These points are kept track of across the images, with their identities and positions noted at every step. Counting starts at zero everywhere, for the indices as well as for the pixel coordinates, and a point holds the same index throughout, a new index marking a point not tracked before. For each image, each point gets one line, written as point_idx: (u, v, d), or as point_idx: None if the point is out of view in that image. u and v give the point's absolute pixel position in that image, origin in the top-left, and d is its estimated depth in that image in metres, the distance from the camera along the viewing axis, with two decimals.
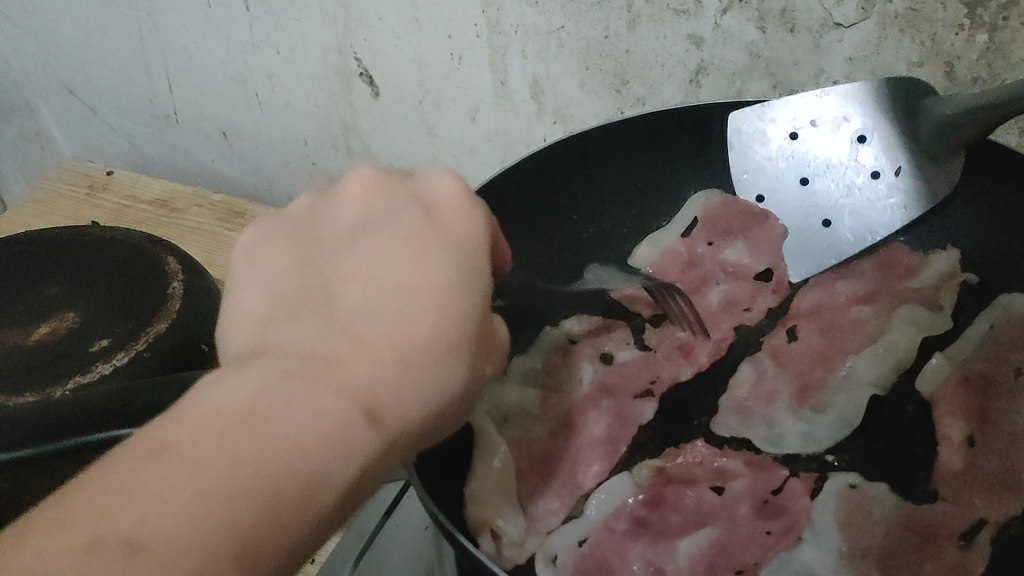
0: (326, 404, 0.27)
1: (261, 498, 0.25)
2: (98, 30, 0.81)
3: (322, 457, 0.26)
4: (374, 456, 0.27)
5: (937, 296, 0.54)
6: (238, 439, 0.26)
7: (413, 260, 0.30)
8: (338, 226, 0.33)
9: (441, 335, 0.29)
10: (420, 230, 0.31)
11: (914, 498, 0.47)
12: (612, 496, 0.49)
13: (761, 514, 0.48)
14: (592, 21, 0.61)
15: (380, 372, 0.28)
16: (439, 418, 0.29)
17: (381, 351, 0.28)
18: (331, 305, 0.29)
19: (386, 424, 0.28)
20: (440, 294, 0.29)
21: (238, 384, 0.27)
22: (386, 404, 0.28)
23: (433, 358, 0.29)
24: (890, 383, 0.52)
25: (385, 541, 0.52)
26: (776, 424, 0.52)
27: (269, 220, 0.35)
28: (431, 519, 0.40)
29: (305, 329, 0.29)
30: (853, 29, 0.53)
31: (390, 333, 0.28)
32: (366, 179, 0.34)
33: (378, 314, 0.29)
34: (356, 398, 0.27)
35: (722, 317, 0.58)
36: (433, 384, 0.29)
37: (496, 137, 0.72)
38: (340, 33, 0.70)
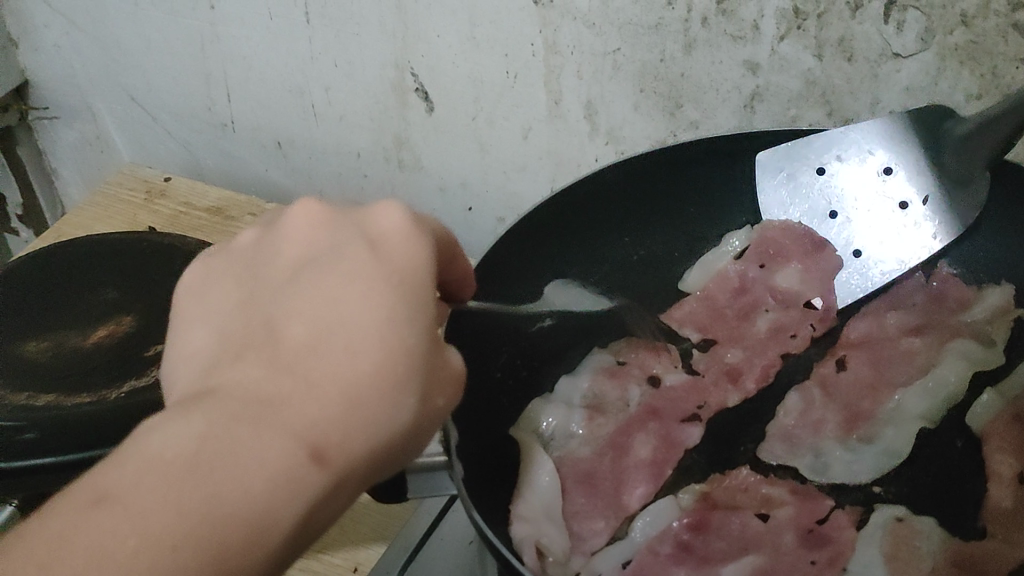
0: (270, 445, 0.28)
1: (203, 543, 0.26)
2: (161, 39, 0.82)
3: (266, 499, 0.27)
4: (321, 494, 0.28)
5: (991, 330, 0.53)
6: (179, 486, 0.27)
7: (359, 294, 0.30)
8: (287, 257, 0.33)
9: (389, 371, 0.29)
10: (366, 263, 0.31)
11: (961, 533, 0.47)
12: (657, 518, 0.50)
13: (806, 543, 0.48)
14: (648, 44, 0.61)
15: (325, 411, 0.29)
16: (391, 452, 0.30)
17: (326, 390, 0.29)
18: (274, 346, 0.30)
19: (334, 464, 0.28)
20: (385, 327, 0.30)
21: (183, 427, 0.28)
22: (333, 443, 0.28)
23: (380, 393, 0.29)
24: (940, 416, 0.52)
25: (429, 553, 0.53)
26: (823, 453, 0.52)
27: (222, 255, 0.35)
28: (480, 536, 0.41)
29: (251, 370, 0.30)
30: (910, 59, 0.54)
31: (339, 369, 0.29)
32: (312, 213, 0.34)
33: (325, 351, 0.30)
34: (301, 439, 0.28)
35: (769, 345, 0.58)
36: (383, 418, 0.29)
37: (548, 156, 0.73)
38: (398, 49, 0.71)
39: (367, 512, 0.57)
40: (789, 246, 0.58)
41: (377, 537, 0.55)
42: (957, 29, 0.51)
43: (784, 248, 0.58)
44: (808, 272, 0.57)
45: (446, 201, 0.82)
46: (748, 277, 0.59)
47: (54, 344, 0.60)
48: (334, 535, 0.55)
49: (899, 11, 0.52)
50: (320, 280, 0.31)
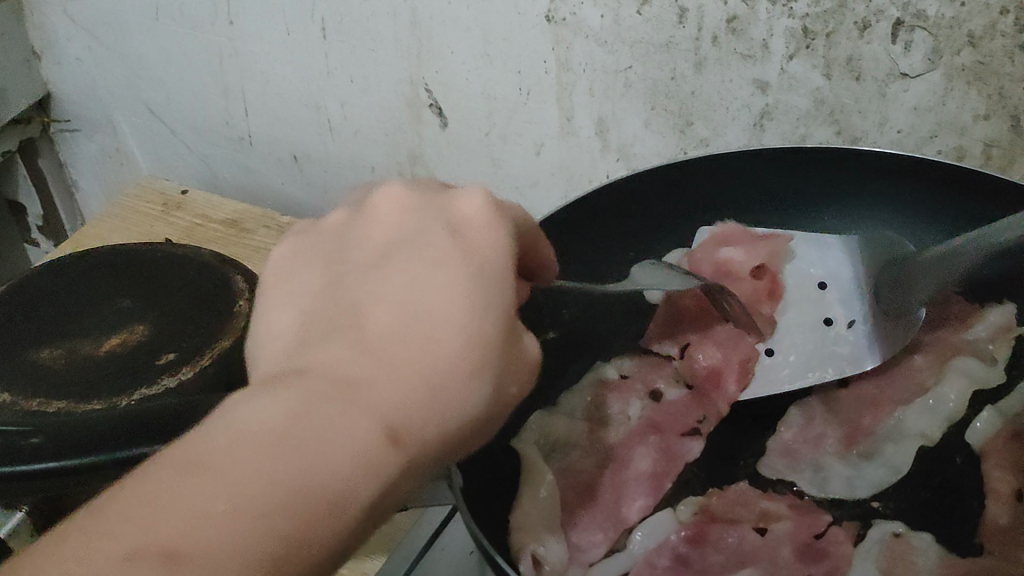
0: (354, 425, 0.28)
1: (292, 513, 0.27)
2: (181, 53, 0.83)
3: (350, 475, 0.28)
4: (399, 475, 0.29)
5: (993, 349, 0.53)
6: (271, 456, 0.28)
7: (442, 281, 0.31)
8: (372, 241, 0.34)
9: (472, 354, 0.30)
10: (450, 248, 0.32)
11: (960, 549, 0.47)
12: (655, 531, 0.50)
13: (804, 557, 0.48)
14: (659, 62, 0.62)
15: (407, 394, 0.29)
16: (465, 438, 0.31)
17: (408, 373, 0.30)
18: (355, 328, 0.31)
19: (409, 445, 0.29)
20: (466, 314, 0.31)
21: (271, 403, 0.29)
22: (411, 426, 0.29)
23: (461, 379, 0.30)
24: (940, 434, 0.51)
25: (430, 562, 0.53)
26: (822, 468, 0.52)
27: (308, 236, 0.36)
28: (475, 543, 0.42)
29: (336, 350, 0.30)
30: (919, 79, 0.54)
31: (422, 351, 0.30)
32: (397, 198, 0.35)
33: (407, 336, 0.30)
34: (381, 419, 0.29)
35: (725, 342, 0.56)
36: (462, 402, 0.30)
37: (559, 171, 0.73)
38: (412, 65, 0.72)
39: (372, 522, 0.57)
40: (741, 239, 0.58)
41: (381, 548, 0.56)
42: (965, 50, 0.52)
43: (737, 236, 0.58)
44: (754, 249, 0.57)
45: None
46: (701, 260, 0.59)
47: (66, 351, 0.61)
48: None
49: (907, 31, 0.53)
50: (402, 265, 0.32)
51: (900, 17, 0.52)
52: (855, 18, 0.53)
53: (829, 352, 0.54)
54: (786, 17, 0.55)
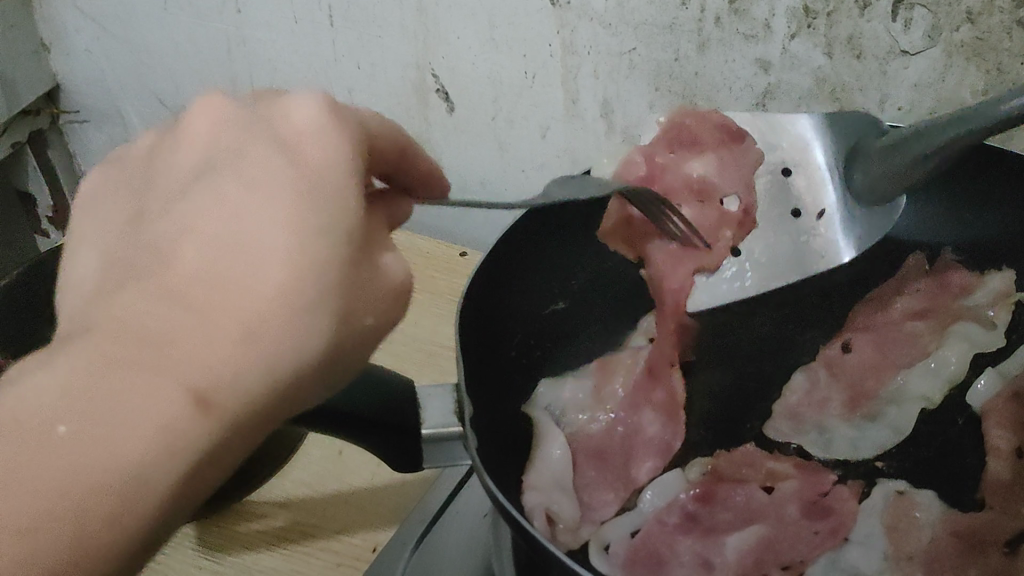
0: (156, 393, 0.28)
1: (87, 497, 0.28)
2: (189, 43, 0.85)
3: (145, 453, 0.28)
4: (211, 438, 0.29)
5: (992, 314, 0.53)
6: (57, 443, 0.28)
7: (256, 216, 0.30)
8: (188, 168, 0.34)
9: (294, 290, 0.29)
10: (269, 174, 0.31)
11: (960, 506, 0.49)
12: (665, 490, 0.52)
13: (809, 514, 0.49)
14: (663, 44, 0.63)
15: (217, 348, 0.29)
16: (301, 379, 0.30)
17: (219, 322, 0.29)
18: (164, 270, 0.30)
19: (217, 408, 0.29)
20: (282, 249, 0.30)
21: (59, 375, 0.29)
22: (216, 388, 0.29)
23: (280, 324, 0.29)
24: (942, 397, 0.53)
25: (445, 525, 0.54)
26: (826, 430, 0.54)
27: (133, 162, 0.37)
28: (491, 499, 0.43)
29: (136, 300, 0.30)
30: (918, 56, 0.55)
31: (241, 296, 0.29)
32: (216, 113, 0.35)
33: (216, 280, 0.29)
34: (185, 383, 0.29)
35: (674, 266, 0.51)
36: (285, 347, 0.30)
37: (565, 153, 0.75)
38: (419, 50, 0.73)
39: (387, 492, 0.58)
40: (706, 136, 0.51)
41: (393, 519, 0.56)
42: (963, 26, 0.53)
43: (703, 137, 0.52)
44: (724, 166, 0.51)
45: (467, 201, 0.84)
46: (657, 163, 0.52)
47: None
48: (353, 517, 0.56)
49: (906, 9, 0.54)
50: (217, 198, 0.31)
51: None
52: None
53: (800, 251, 0.52)
54: None
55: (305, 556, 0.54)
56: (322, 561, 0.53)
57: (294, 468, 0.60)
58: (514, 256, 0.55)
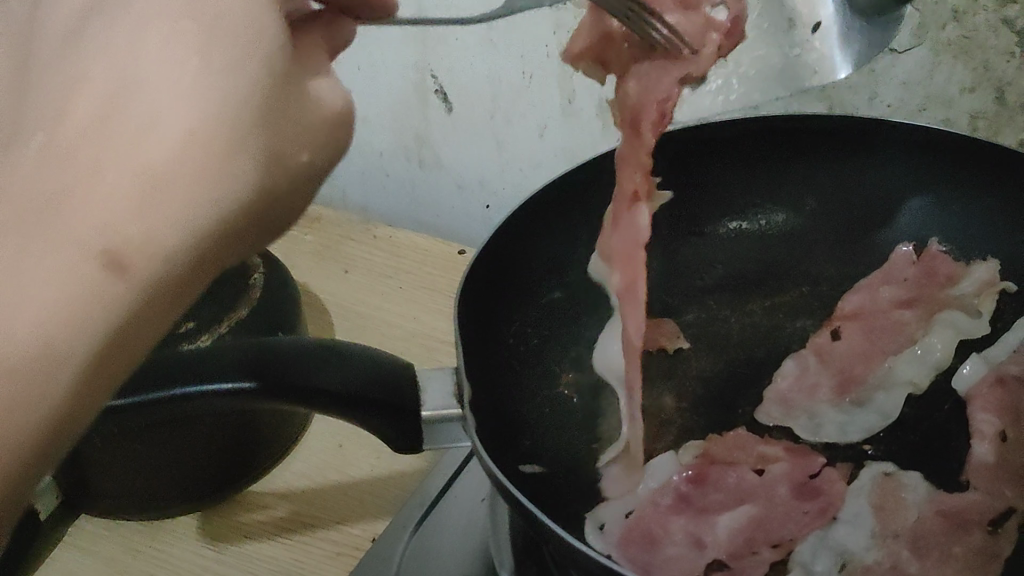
0: (61, 258, 0.26)
1: (17, 375, 0.27)
2: None
3: (66, 325, 0.27)
4: (128, 298, 0.28)
5: (978, 303, 0.56)
6: None
7: (156, 55, 0.27)
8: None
9: (204, 139, 0.28)
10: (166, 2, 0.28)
11: (946, 486, 0.50)
12: (659, 472, 0.52)
13: (799, 495, 0.50)
14: None
15: (120, 209, 0.27)
16: (224, 227, 0.29)
17: (123, 179, 0.27)
18: (55, 115, 0.27)
19: (133, 268, 0.27)
20: (191, 100, 0.28)
21: None
22: (127, 248, 0.27)
23: (193, 176, 0.28)
24: (929, 383, 0.54)
25: (443, 508, 0.56)
26: (816, 415, 0.55)
27: None
28: (491, 479, 0.44)
29: (28, 151, 0.27)
30: (906, 55, 0.57)
31: (149, 152, 0.27)
32: None
33: (112, 130, 0.27)
34: (95, 245, 0.27)
35: (653, 77, 0.41)
36: (196, 195, 0.28)
37: (562, 152, 0.76)
38: (419, 51, 0.75)
39: (386, 482, 0.59)
40: None
41: (387, 510, 0.57)
42: (949, 25, 0.54)
43: None
44: None
45: (466, 200, 0.85)
46: None
47: None
48: (353, 507, 0.57)
49: None
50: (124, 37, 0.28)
51: None
52: None
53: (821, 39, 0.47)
54: None
55: (307, 545, 0.55)
56: (323, 550, 0.55)
57: (296, 460, 0.61)
58: (520, 234, 0.59)
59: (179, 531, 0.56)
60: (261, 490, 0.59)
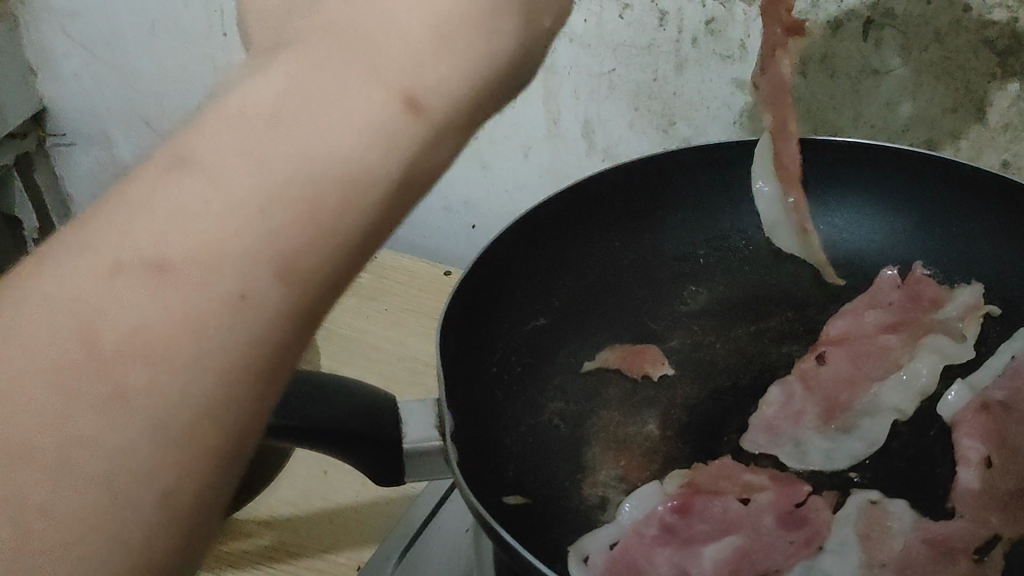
0: (274, 220, 0.24)
1: (196, 405, 0.22)
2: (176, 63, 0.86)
3: (257, 326, 0.24)
4: (323, 284, 0.25)
5: (962, 328, 0.56)
6: (152, 325, 0.22)
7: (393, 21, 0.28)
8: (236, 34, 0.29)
9: (395, 107, 0.27)
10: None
11: (932, 514, 0.49)
12: (643, 502, 0.51)
13: (785, 524, 0.50)
14: (641, 64, 0.64)
15: (325, 171, 0.25)
16: (394, 204, 0.27)
17: (327, 145, 0.25)
18: (230, 108, 0.25)
19: (298, 269, 0.24)
20: (394, 67, 0.27)
21: (119, 240, 0.23)
22: (331, 222, 0.25)
23: (386, 148, 0.26)
24: (913, 408, 0.54)
25: (427, 539, 0.55)
26: (802, 442, 0.55)
27: None
28: (475, 516, 0.44)
29: (219, 132, 0.25)
30: (890, 74, 0.57)
31: (326, 123, 0.25)
32: None
33: (312, 105, 0.25)
34: (301, 216, 0.25)
35: None
36: (407, 152, 0.27)
37: (547, 174, 0.76)
38: None
39: (370, 511, 0.59)
40: None
41: (371, 539, 0.57)
42: (932, 46, 0.55)
43: None
44: None
45: (451, 221, 0.85)
46: None
47: None
48: (337, 535, 0.57)
49: (877, 29, 0.55)
50: (305, 71, 0.26)
51: (870, 16, 0.55)
52: (828, 17, 0.56)
53: None
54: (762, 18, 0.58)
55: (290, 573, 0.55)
56: None
57: (279, 487, 0.60)
58: (505, 259, 0.59)
59: None
60: (245, 518, 0.58)
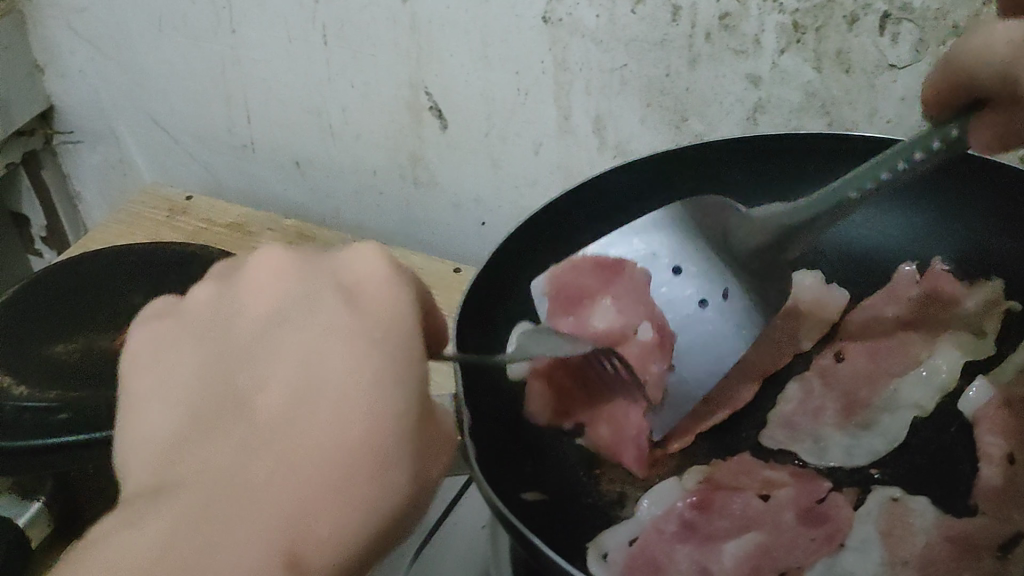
0: (249, 546, 0.34)
1: None
2: (183, 62, 0.85)
3: (249, 562, 0.34)
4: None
5: (982, 322, 0.56)
6: (177, 538, 0.34)
7: (338, 351, 0.38)
8: (252, 316, 0.41)
9: (382, 438, 0.36)
10: (342, 316, 0.39)
11: (955, 512, 0.49)
12: (661, 499, 0.51)
13: (806, 521, 0.50)
14: (654, 59, 0.64)
15: (309, 481, 0.35)
16: (383, 530, 0.37)
17: (324, 448, 0.36)
18: (246, 413, 0.37)
19: (304, 561, 0.35)
20: (372, 391, 0.37)
21: (152, 525, 0.34)
22: (304, 551, 0.35)
23: (369, 464, 0.36)
24: (934, 404, 0.54)
25: (444, 536, 0.54)
26: (822, 439, 0.54)
27: (174, 319, 0.42)
28: (490, 507, 0.44)
29: (223, 446, 0.36)
30: (906, 69, 0.56)
31: (303, 477, 0.34)
32: (274, 259, 0.42)
33: (296, 421, 0.37)
34: (279, 543, 0.34)
35: None
36: (374, 501, 0.36)
37: (559, 170, 0.76)
38: (413, 69, 0.74)
39: None
40: None
41: None
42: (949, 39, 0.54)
43: None
44: None
45: (460, 217, 0.84)
46: None
47: (81, 346, 0.63)
48: None
49: (894, 23, 0.55)
50: (290, 312, 0.40)
51: (887, 11, 0.55)
52: (844, 12, 0.56)
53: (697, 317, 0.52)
54: (777, 13, 0.57)
55: None
56: None
57: None
58: (514, 261, 0.61)
59: None
60: None
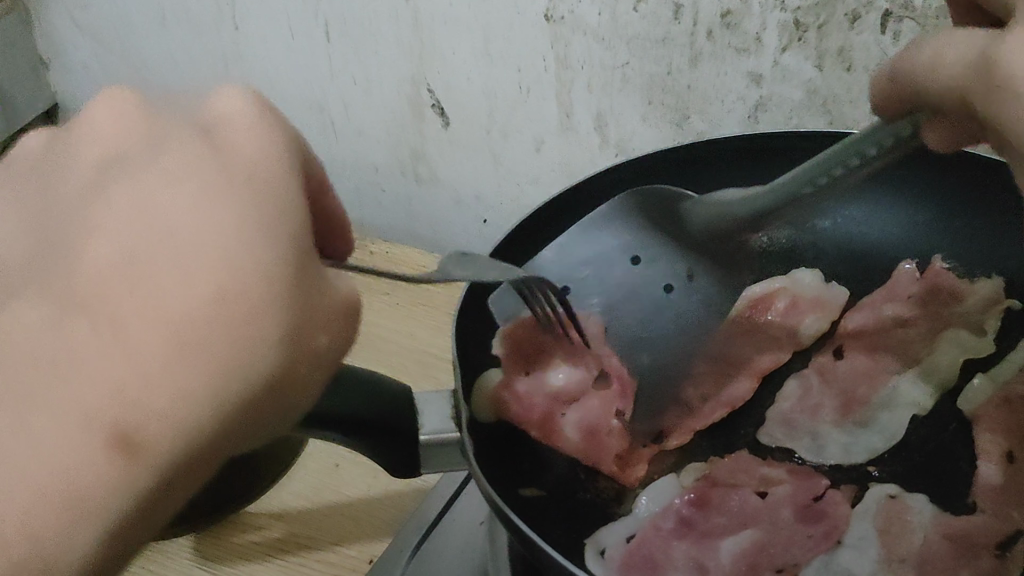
0: (70, 428, 0.26)
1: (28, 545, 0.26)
2: (187, 59, 0.85)
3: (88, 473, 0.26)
4: (127, 476, 0.27)
5: (983, 320, 0.55)
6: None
7: (188, 203, 0.29)
8: (92, 157, 0.33)
9: (244, 290, 0.28)
10: (195, 159, 0.31)
11: (953, 509, 0.49)
12: (659, 495, 0.52)
13: (804, 518, 0.50)
14: (655, 57, 0.64)
15: (146, 363, 0.27)
16: (247, 407, 0.28)
17: (163, 311, 0.27)
18: (71, 275, 0.28)
19: (142, 448, 0.27)
20: (230, 245, 0.28)
21: None
22: (140, 428, 0.26)
23: (222, 327, 0.27)
24: (932, 404, 0.54)
25: (442, 532, 0.55)
26: (820, 436, 0.55)
27: (23, 172, 0.35)
28: (491, 507, 0.43)
29: (40, 310, 0.28)
30: None
31: (144, 308, 0.27)
32: (117, 105, 0.35)
33: (135, 286, 0.27)
34: (103, 416, 0.26)
35: None
36: (243, 356, 0.28)
37: (561, 167, 0.76)
38: (415, 65, 0.74)
39: (381, 503, 0.58)
40: None
41: (384, 531, 0.56)
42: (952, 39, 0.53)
43: None
44: None
45: (462, 215, 0.84)
46: None
47: None
48: (350, 528, 0.56)
49: (895, 21, 0.55)
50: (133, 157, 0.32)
51: (889, 9, 0.54)
52: (845, 10, 0.55)
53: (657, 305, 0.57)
54: (779, 10, 0.57)
55: (302, 566, 0.54)
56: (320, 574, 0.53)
57: (292, 479, 0.60)
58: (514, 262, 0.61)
59: (174, 552, 0.55)
60: (258, 511, 0.58)
